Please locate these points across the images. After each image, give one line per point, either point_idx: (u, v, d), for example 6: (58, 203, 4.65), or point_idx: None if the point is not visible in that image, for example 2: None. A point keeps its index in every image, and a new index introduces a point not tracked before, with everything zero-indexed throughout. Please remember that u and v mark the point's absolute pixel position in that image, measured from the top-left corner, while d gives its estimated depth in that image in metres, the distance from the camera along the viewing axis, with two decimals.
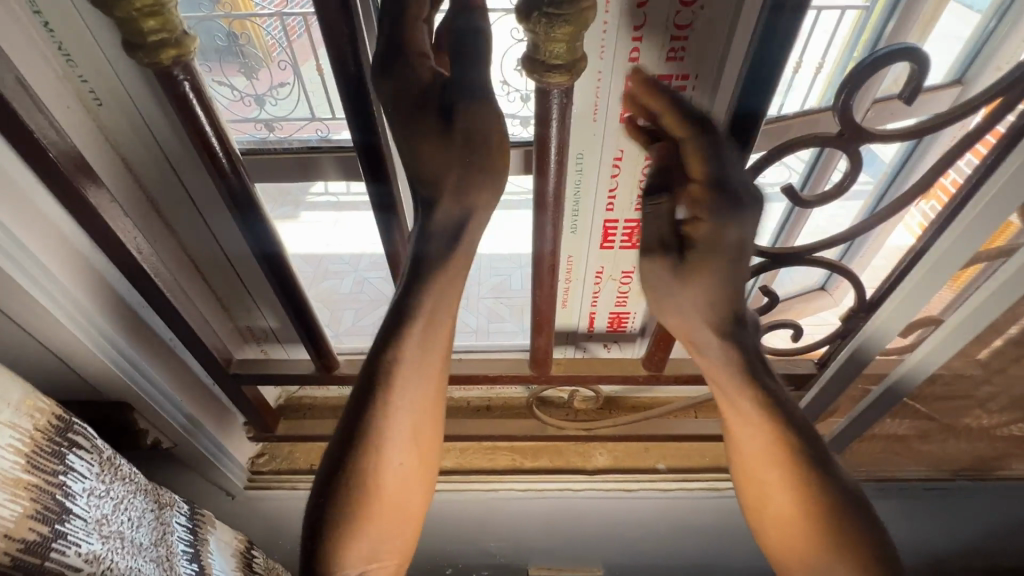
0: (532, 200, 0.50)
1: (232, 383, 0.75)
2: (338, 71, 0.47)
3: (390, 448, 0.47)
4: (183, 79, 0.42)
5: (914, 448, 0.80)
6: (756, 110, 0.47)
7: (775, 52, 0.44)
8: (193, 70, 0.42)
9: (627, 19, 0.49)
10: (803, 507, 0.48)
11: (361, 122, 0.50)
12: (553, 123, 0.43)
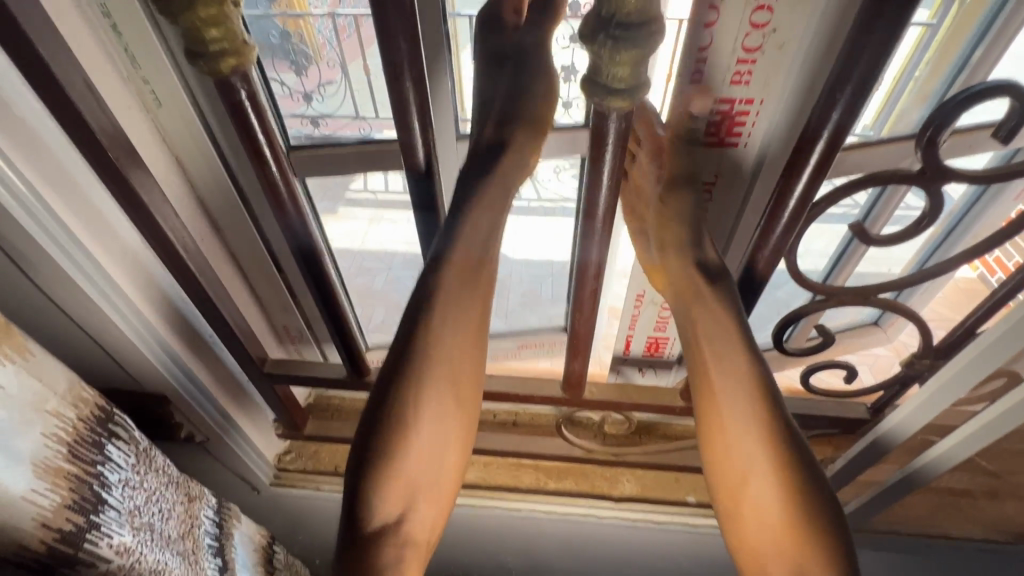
0: (579, 211, 0.47)
1: (266, 382, 0.76)
2: (391, 84, 0.46)
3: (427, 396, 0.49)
4: (241, 87, 0.42)
5: (972, 507, 0.74)
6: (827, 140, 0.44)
7: (856, 80, 0.41)
8: (251, 79, 0.42)
9: (693, 39, 0.48)
10: (787, 505, 0.46)
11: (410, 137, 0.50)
12: (609, 147, 0.42)
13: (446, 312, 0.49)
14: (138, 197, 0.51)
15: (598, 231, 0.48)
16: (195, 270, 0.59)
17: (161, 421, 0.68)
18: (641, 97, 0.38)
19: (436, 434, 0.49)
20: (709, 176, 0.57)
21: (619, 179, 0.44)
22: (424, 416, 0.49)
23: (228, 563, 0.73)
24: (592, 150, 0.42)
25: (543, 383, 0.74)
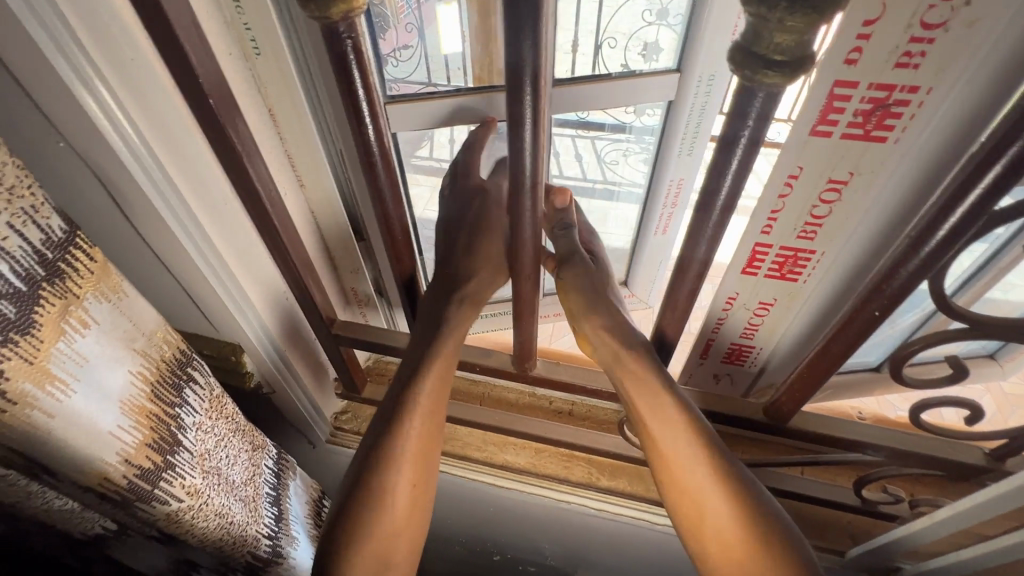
0: (694, 200, 0.42)
1: (333, 343, 0.77)
2: None
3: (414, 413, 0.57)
4: (347, 37, 0.39)
5: None
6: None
7: None
8: (359, 28, 0.39)
9: (858, 11, 0.38)
10: (735, 524, 0.51)
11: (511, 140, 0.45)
12: (746, 135, 0.36)
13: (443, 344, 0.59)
14: (233, 146, 0.50)
15: (713, 226, 0.43)
16: (280, 225, 0.59)
17: (234, 370, 0.70)
18: (801, 75, 0.32)
19: (417, 462, 0.57)
20: (842, 173, 0.48)
21: (750, 169, 0.39)
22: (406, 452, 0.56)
23: (285, 512, 0.75)
24: (724, 135, 0.37)
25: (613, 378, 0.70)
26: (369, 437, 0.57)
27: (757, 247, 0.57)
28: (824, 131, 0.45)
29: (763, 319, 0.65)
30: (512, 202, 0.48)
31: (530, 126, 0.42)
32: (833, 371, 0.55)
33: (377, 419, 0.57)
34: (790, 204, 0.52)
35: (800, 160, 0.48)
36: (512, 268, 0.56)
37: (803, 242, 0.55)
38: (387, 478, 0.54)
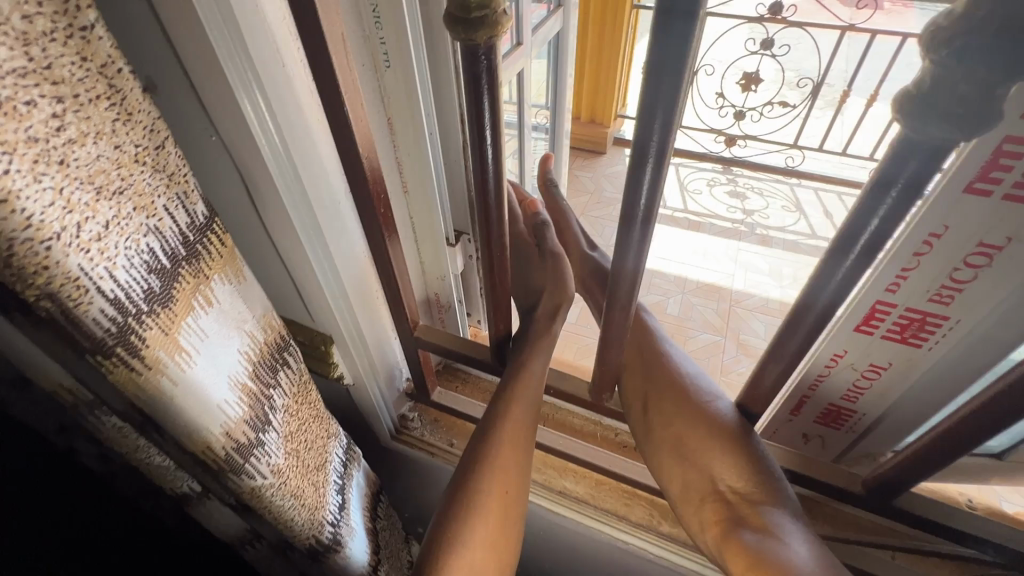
0: (828, 242, 0.39)
1: (411, 344, 0.79)
2: None
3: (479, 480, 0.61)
4: (484, 59, 0.40)
5: None
6: None
7: None
8: (496, 51, 0.40)
9: None
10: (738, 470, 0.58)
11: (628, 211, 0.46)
12: (893, 192, 0.33)
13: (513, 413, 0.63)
14: None
15: (838, 282, 0.40)
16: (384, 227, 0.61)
17: (321, 357, 0.74)
18: (990, 130, 0.29)
19: (507, 477, 0.62)
20: (996, 237, 0.43)
21: (900, 225, 0.35)
22: (496, 463, 0.61)
23: (347, 501, 0.77)
24: (884, 169, 0.33)
25: None
26: (468, 454, 0.63)
27: (877, 304, 0.52)
28: (982, 188, 0.41)
29: (870, 383, 0.60)
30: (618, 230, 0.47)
31: (655, 160, 0.40)
32: (953, 458, 0.49)
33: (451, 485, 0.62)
34: (924, 265, 0.47)
35: (944, 218, 0.44)
36: (606, 296, 0.55)
37: (934, 305, 0.50)
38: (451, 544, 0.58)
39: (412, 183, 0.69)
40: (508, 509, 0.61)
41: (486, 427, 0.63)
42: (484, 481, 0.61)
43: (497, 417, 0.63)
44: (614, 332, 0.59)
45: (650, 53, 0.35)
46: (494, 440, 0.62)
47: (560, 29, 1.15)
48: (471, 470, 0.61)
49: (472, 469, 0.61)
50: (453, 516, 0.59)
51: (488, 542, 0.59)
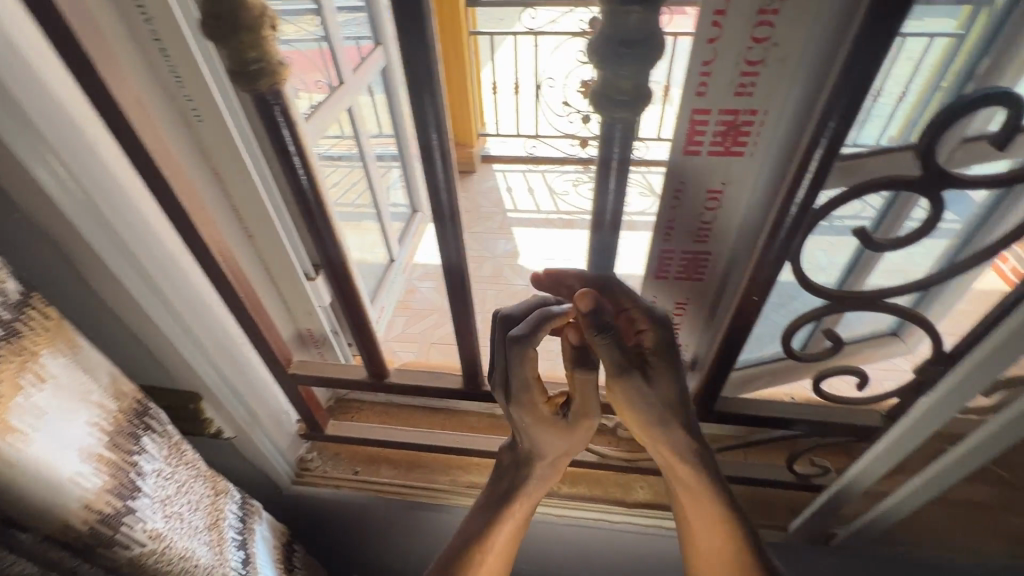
0: (589, 221, 0.51)
1: (291, 383, 0.80)
2: None
3: (486, 547, 0.59)
4: (275, 104, 0.45)
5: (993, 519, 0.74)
6: (838, 142, 0.43)
7: (867, 83, 0.39)
8: (283, 95, 0.45)
9: (696, 55, 0.48)
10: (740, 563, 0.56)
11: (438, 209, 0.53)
12: (613, 169, 0.45)
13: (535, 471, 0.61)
14: (179, 206, 0.55)
15: (605, 250, 0.53)
16: (228, 271, 0.63)
17: (193, 418, 0.72)
18: (643, 108, 0.40)
19: (499, 566, 0.60)
20: (716, 184, 0.57)
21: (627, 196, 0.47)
22: (490, 557, 0.59)
23: (252, 555, 0.76)
24: (602, 157, 0.44)
25: None
26: (483, 514, 0.60)
27: (663, 253, 0.64)
28: (693, 150, 0.54)
29: (681, 318, 0.73)
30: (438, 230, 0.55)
31: (441, 157, 0.48)
32: (735, 358, 0.63)
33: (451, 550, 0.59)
34: (680, 217, 0.60)
35: (679, 178, 0.57)
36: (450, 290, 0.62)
37: (699, 244, 0.63)
38: None
39: (251, 224, 0.71)
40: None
41: (516, 483, 0.61)
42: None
43: (505, 512, 0.60)
44: (466, 320, 0.66)
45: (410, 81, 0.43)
46: (491, 538, 0.59)
47: (385, 66, 1.24)
48: (455, 568, 0.58)
49: (461, 564, 0.58)
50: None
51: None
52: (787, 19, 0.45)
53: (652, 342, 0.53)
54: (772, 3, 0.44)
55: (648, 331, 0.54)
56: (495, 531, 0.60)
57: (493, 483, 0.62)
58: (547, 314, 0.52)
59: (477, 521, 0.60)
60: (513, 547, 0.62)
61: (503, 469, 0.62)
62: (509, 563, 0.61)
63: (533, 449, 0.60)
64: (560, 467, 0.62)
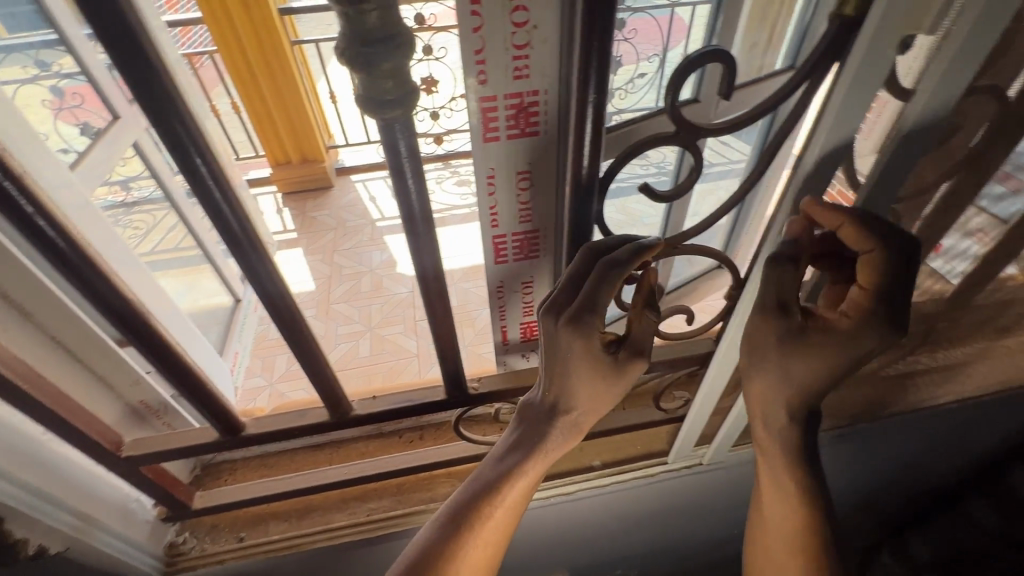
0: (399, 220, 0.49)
1: (129, 466, 0.71)
2: (172, 151, 0.46)
3: (497, 508, 0.57)
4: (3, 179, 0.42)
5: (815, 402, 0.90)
6: (600, 105, 0.47)
7: (604, 49, 0.43)
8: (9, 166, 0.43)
9: (467, 45, 0.49)
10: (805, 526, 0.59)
11: (233, 238, 0.54)
12: (405, 161, 0.44)
13: (558, 436, 0.59)
14: None
15: (425, 246, 0.53)
16: None
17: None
18: (414, 104, 0.39)
19: (501, 530, 0.57)
20: (523, 164, 0.60)
21: (427, 190, 0.47)
22: (494, 520, 0.57)
23: None
24: (386, 151, 0.43)
25: (427, 394, 0.76)
26: (498, 471, 0.58)
27: (495, 239, 0.66)
28: (493, 136, 0.56)
29: (532, 295, 0.75)
30: (236, 256, 0.55)
31: (219, 192, 0.50)
32: None
33: (460, 502, 0.57)
34: (500, 201, 0.62)
35: (488, 164, 0.59)
36: (273, 319, 0.63)
37: (526, 224, 0.66)
38: None
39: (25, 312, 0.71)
40: (503, 539, 0.58)
41: (538, 444, 0.59)
42: (478, 541, 0.56)
43: (518, 473, 0.58)
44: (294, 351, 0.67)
45: (149, 114, 0.44)
46: (497, 502, 0.57)
47: None
48: (458, 531, 0.56)
49: (468, 522, 0.56)
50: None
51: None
52: (538, 3, 0.47)
53: (837, 326, 0.51)
54: None
55: (848, 318, 0.51)
56: (507, 492, 0.57)
57: (513, 437, 0.60)
58: (640, 247, 0.52)
59: (490, 480, 0.58)
60: (518, 512, 0.59)
61: (521, 432, 0.60)
62: (511, 531, 0.59)
63: (561, 401, 0.58)
64: (583, 430, 0.61)
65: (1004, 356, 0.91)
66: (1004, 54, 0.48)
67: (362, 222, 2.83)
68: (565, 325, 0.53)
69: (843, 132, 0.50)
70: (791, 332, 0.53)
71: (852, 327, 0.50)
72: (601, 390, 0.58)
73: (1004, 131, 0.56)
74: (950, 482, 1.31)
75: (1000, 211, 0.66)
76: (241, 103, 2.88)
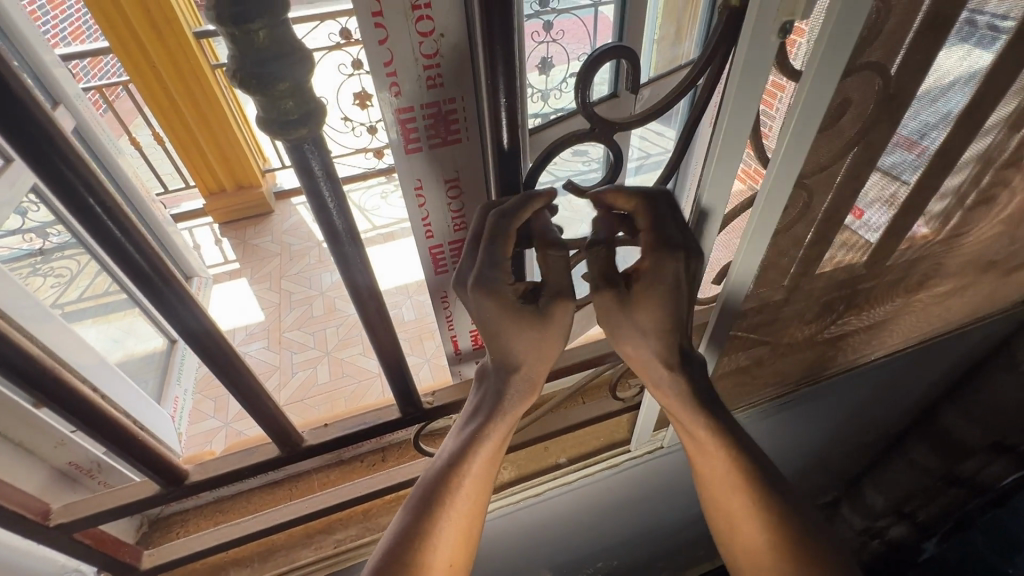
0: (322, 235, 0.48)
1: (60, 535, 0.66)
2: (63, 196, 0.44)
3: (467, 476, 0.56)
4: None
5: (758, 373, 0.95)
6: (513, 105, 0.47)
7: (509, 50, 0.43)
8: None
9: (375, 57, 0.48)
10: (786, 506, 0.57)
11: (145, 279, 0.51)
12: (319, 178, 0.42)
13: (517, 394, 0.59)
14: None
15: (354, 263, 0.51)
16: None
17: None
18: (322, 121, 0.38)
19: (474, 499, 0.56)
20: (450, 173, 0.59)
21: (348, 207, 0.46)
22: (467, 488, 0.56)
23: None
24: (298, 167, 0.41)
25: (382, 415, 0.74)
26: (461, 438, 0.57)
27: (432, 249, 0.66)
28: (415, 147, 0.56)
29: None
30: (152, 297, 0.52)
31: (125, 235, 0.48)
32: None
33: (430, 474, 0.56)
34: (431, 210, 0.62)
35: (414, 174, 0.58)
36: (203, 358, 0.60)
37: (461, 232, 0.66)
38: (416, 557, 0.52)
39: None
40: (480, 509, 0.56)
41: (496, 405, 0.58)
42: (452, 512, 0.54)
43: (480, 436, 0.57)
44: (231, 389, 0.64)
45: (30, 159, 0.41)
46: (465, 468, 0.56)
47: None
48: (430, 509, 0.54)
49: (440, 493, 0.55)
50: (412, 563, 0.51)
51: (452, 575, 0.54)
52: (440, 11, 0.47)
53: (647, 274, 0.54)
54: None
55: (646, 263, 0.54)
56: (475, 456, 0.56)
57: (474, 402, 0.60)
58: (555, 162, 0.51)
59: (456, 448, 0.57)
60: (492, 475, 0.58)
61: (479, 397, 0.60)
62: (490, 496, 0.57)
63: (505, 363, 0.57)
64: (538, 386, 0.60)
65: (921, 309, 0.99)
66: (881, 31, 0.52)
67: (307, 245, 2.75)
68: (472, 287, 0.52)
69: (739, 140, 0.51)
70: (621, 301, 0.56)
71: (651, 267, 0.53)
72: (537, 341, 0.57)
73: (892, 101, 0.61)
74: (891, 431, 1.41)
75: (900, 175, 0.71)
76: (162, 134, 2.74)
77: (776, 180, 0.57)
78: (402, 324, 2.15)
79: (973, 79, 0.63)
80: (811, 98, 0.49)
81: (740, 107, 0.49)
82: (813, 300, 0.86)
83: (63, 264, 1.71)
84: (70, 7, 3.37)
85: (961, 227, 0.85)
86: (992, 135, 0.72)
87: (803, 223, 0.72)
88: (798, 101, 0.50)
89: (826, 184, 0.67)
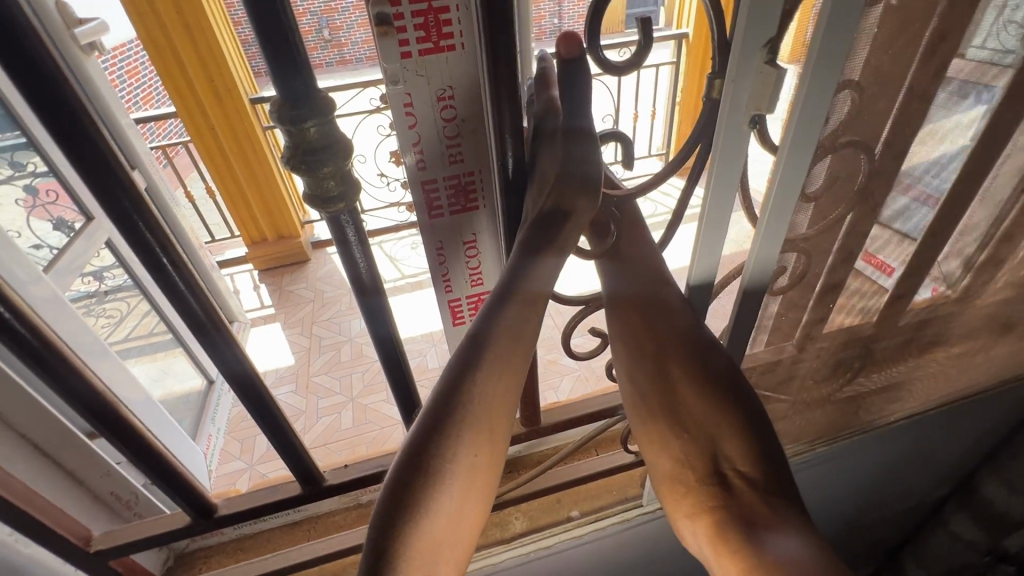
0: (354, 290, 0.54)
1: (98, 563, 0.71)
2: (142, 254, 0.52)
3: (483, 371, 0.49)
4: None
5: None
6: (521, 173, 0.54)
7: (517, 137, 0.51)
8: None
9: (405, 138, 0.57)
10: None
11: (199, 324, 0.58)
12: (352, 242, 0.49)
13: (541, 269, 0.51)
14: None
15: (377, 323, 0.58)
16: None
17: None
18: (356, 197, 0.45)
19: (495, 398, 0.50)
20: (469, 236, 0.67)
21: (374, 263, 0.52)
22: (471, 434, 0.49)
23: None
24: (336, 234, 0.48)
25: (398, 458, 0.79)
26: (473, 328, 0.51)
27: (451, 303, 0.73)
28: (438, 213, 0.64)
29: None
30: (202, 340, 0.60)
31: (187, 283, 0.56)
32: (535, 378, 0.73)
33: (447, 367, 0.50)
34: (452, 268, 0.69)
35: (437, 239, 0.66)
36: (242, 397, 0.67)
37: (478, 288, 0.72)
38: (438, 460, 0.48)
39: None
40: (503, 410, 0.51)
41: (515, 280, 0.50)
42: (465, 437, 0.48)
43: (495, 325, 0.50)
44: (262, 427, 0.70)
45: (117, 222, 0.50)
46: (468, 411, 0.49)
47: None
48: (446, 409, 0.48)
49: (457, 390, 0.49)
50: (430, 464, 0.47)
51: (474, 477, 0.49)
52: (462, 100, 0.55)
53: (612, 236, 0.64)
54: (446, 91, 0.54)
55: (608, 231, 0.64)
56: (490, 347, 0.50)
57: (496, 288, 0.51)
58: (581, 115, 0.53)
59: (473, 339, 0.50)
60: (501, 418, 0.51)
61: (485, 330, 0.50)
62: (507, 403, 0.51)
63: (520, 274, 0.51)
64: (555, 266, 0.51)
65: (939, 369, 0.98)
66: (858, 115, 0.58)
67: (339, 292, 2.88)
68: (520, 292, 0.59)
69: (723, 207, 0.57)
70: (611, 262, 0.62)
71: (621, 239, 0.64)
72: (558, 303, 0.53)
73: (881, 173, 0.65)
74: (925, 499, 1.34)
75: (899, 239, 0.74)
76: (214, 188, 2.98)
77: (764, 245, 0.64)
78: (427, 370, 2.20)
79: (961, 155, 0.67)
80: (787, 170, 0.56)
81: (721, 184, 0.54)
82: (823, 358, 0.87)
83: (116, 306, 1.84)
84: (143, 76, 3.78)
85: (971, 288, 0.86)
86: (991, 202, 0.75)
87: (805, 283, 0.75)
88: (777, 174, 0.57)
89: (824, 247, 0.70)
